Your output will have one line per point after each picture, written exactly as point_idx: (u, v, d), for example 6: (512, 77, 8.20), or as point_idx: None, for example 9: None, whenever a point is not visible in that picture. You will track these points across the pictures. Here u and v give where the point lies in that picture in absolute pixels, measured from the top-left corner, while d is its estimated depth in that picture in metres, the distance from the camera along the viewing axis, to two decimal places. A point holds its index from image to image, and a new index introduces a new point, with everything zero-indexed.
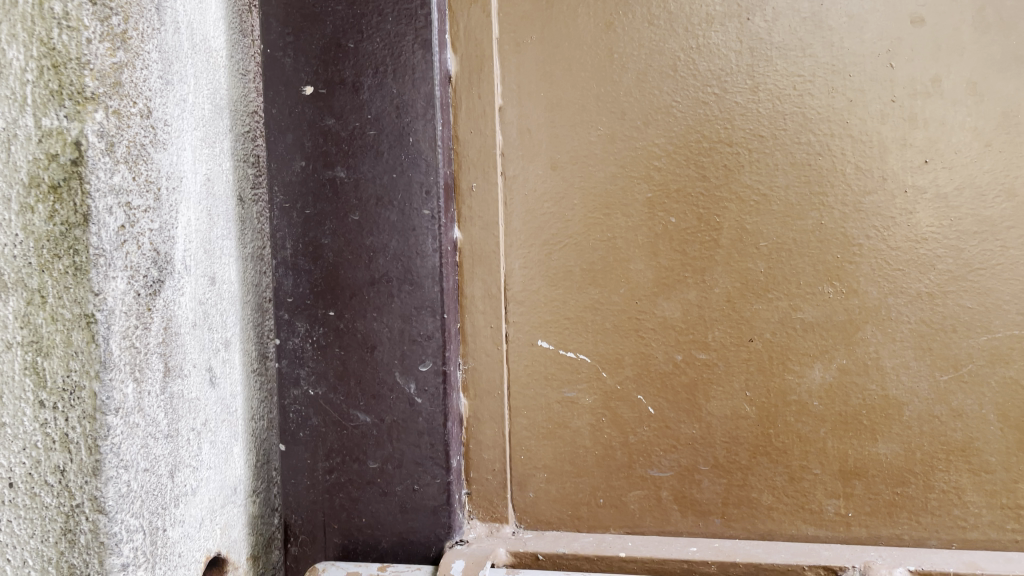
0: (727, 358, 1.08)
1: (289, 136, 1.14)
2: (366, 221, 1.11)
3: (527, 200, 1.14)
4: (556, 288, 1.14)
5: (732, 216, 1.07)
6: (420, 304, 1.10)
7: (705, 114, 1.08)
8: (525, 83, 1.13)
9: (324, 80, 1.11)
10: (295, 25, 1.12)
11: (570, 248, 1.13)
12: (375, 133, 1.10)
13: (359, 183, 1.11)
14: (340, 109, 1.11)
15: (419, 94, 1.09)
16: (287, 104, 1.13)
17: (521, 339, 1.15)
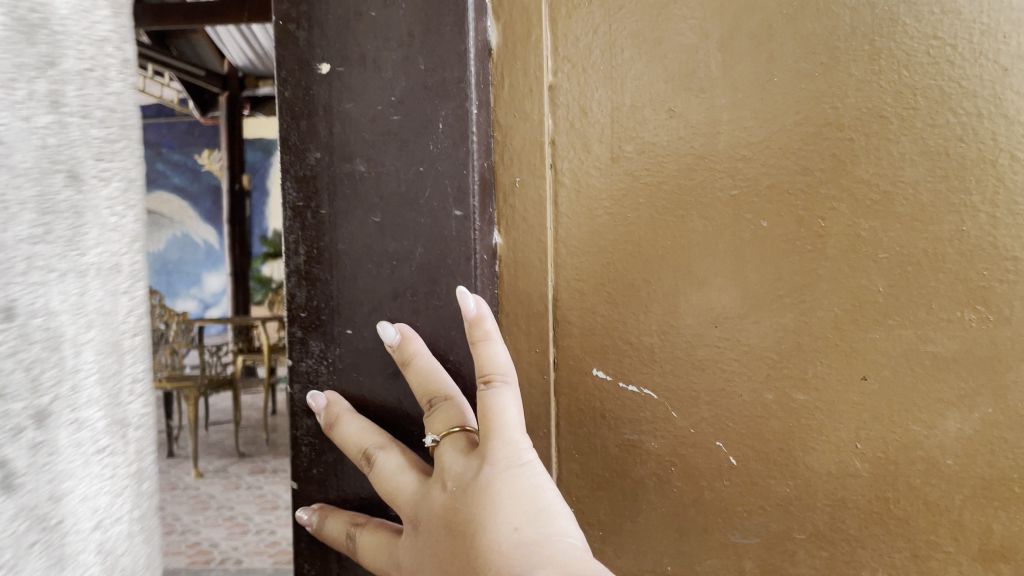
0: (832, 398, 0.85)
1: (301, 119, 0.96)
2: (390, 225, 0.93)
3: (580, 196, 0.94)
4: (616, 305, 0.93)
5: (843, 222, 0.84)
6: (451, 326, 0.92)
7: (807, 88, 0.85)
8: (579, 55, 0.92)
9: (342, 55, 0.94)
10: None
11: (635, 258, 0.92)
12: (400, 119, 0.92)
13: (382, 181, 0.93)
14: (357, 89, 0.93)
15: (450, 74, 0.90)
16: (302, 86, 0.96)
17: (571, 366, 0.95)
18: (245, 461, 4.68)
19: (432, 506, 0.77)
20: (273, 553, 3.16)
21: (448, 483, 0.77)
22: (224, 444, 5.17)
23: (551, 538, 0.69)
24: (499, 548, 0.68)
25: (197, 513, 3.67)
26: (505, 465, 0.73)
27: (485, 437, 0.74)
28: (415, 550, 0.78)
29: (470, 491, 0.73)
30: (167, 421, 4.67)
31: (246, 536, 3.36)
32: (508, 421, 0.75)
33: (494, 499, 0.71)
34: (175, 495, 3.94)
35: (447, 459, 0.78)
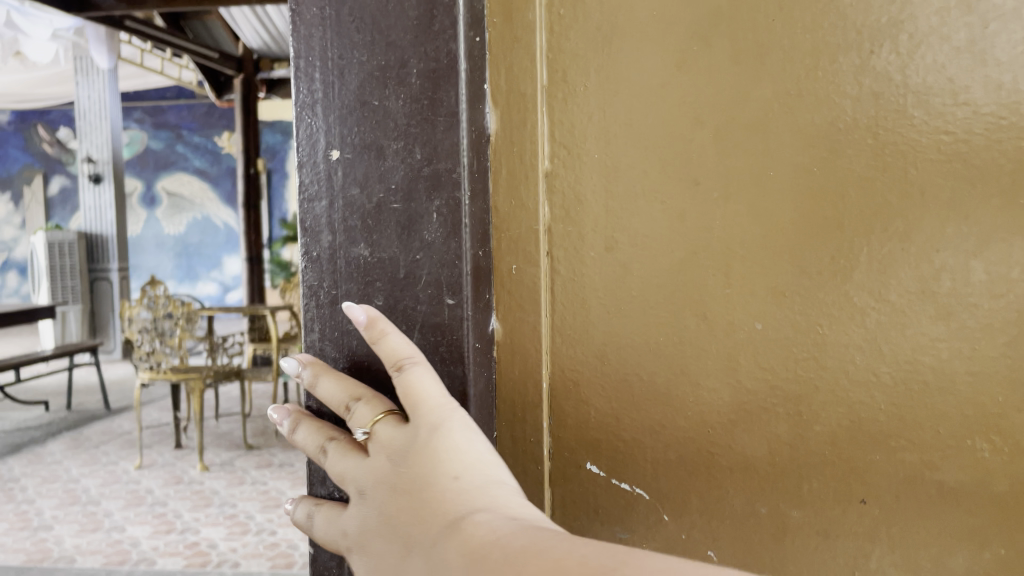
0: (829, 518, 0.80)
1: (307, 203, 0.83)
2: (390, 316, 0.82)
3: (575, 284, 0.86)
4: (609, 400, 0.86)
5: (835, 341, 0.79)
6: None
7: (810, 183, 0.78)
8: (571, 135, 0.84)
9: (347, 138, 0.81)
10: (313, 67, 0.82)
11: (629, 352, 0.85)
12: (402, 208, 0.81)
13: (381, 269, 0.81)
14: (360, 175, 0.81)
15: (445, 160, 0.79)
16: (310, 169, 0.82)
17: (563, 459, 0.87)
18: (250, 454, 5.55)
19: (365, 478, 0.71)
20: (270, 556, 3.63)
21: (380, 454, 0.71)
22: (231, 434, 6.08)
23: (488, 487, 0.67)
24: (443, 496, 0.65)
25: (198, 511, 4.30)
26: (439, 425, 0.70)
27: (418, 401, 0.71)
28: (361, 516, 0.71)
29: (406, 457, 0.69)
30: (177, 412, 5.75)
31: (245, 536, 3.90)
32: (432, 393, 0.72)
33: (434, 457, 0.68)
34: (182, 491, 4.67)
35: (376, 434, 0.72)
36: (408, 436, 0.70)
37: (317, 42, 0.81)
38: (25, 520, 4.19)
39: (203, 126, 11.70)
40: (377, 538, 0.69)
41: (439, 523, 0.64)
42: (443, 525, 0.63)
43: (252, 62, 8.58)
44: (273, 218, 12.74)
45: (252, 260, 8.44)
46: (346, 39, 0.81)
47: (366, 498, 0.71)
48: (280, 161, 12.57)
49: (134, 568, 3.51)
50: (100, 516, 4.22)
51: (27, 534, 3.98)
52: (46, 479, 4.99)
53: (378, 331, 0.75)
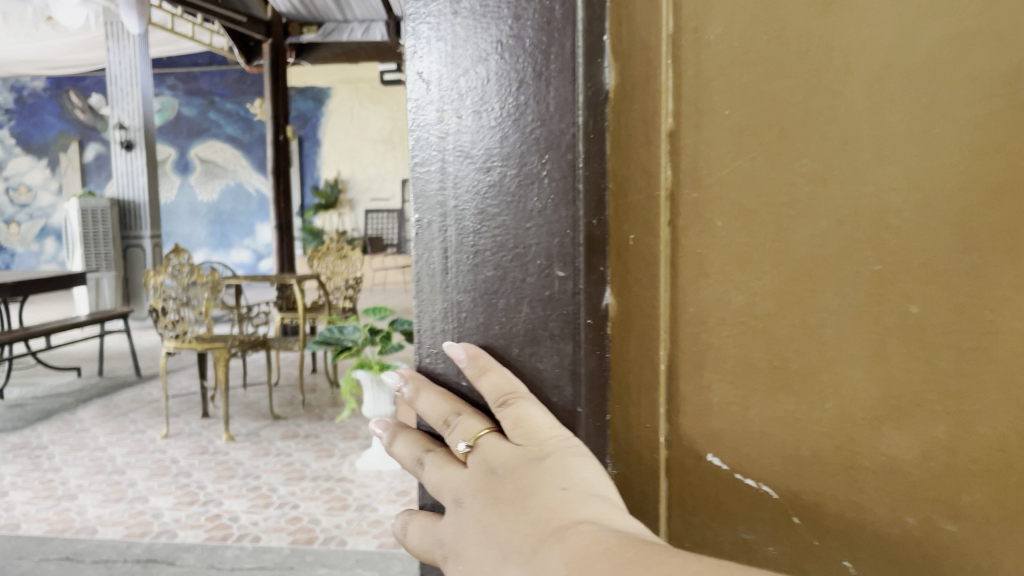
0: (986, 530, 0.77)
1: (421, 167, 0.89)
2: (501, 285, 0.86)
3: (702, 262, 0.86)
4: (732, 384, 0.85)
5: (1006, 329, 0.75)
6: (548, 396, 0.85)
7: (981, 142, 0.74)
8: (703, 101, 0.84)
9: (460, 104, 0.86)
10: (428, 33, 0.86)
11: (756, 335, 0.84)
12: (514, 174, 0.85)
13: (490, 235, 0.86)
14: (470, 141, 0.86)
15: (554, 126, 0.83)
16: (423, 133, 0.88)
17: (682, 446, 0.88)
18: (277, 424, 5.62)
19: (467, 484, 0.75)
20: (291, 530, 3.79)
21: (484, 462, 0.75)
22: (259, 404, 6.17)
23: (598, 499, 0.69)
24: (550, 500, 0.68)
25: (221, 482, 4.49)
26: (550, 452, 0.75)
27: (530, 428, 0.77)
28: (458, 525, 0.73)
29: (513, 466, 0.73)
30: (204, 383, 5.82)
31: (267, 509, 4.06)
32: (542, 421, 0.78)
33: (542, 470, 0.72)
34: (206, 461, 4.85)
35: (482, 445, 0.77)
36: (514, 451, 0.75)
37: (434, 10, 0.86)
38: (49, 488, 4.34)
39: (235, 94, 11.86)
40: (475, 537, 0.70)
41: (548, 522, 0.66)
42: (553, 526, 0.66)
43: (281, 26, 8.52)
44: (303, 187, 12.75)
45: (281, 228, 8.46)
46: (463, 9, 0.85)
47: (464, 505, 0.73)
48: (311, 128, 12.56)
49: (156, 540, 3.68)
50: (123, 486, 4.40)
51: (51, 503, 4.12)
52: (75, 447, 5.14)
53: (481, 365, 0.83)
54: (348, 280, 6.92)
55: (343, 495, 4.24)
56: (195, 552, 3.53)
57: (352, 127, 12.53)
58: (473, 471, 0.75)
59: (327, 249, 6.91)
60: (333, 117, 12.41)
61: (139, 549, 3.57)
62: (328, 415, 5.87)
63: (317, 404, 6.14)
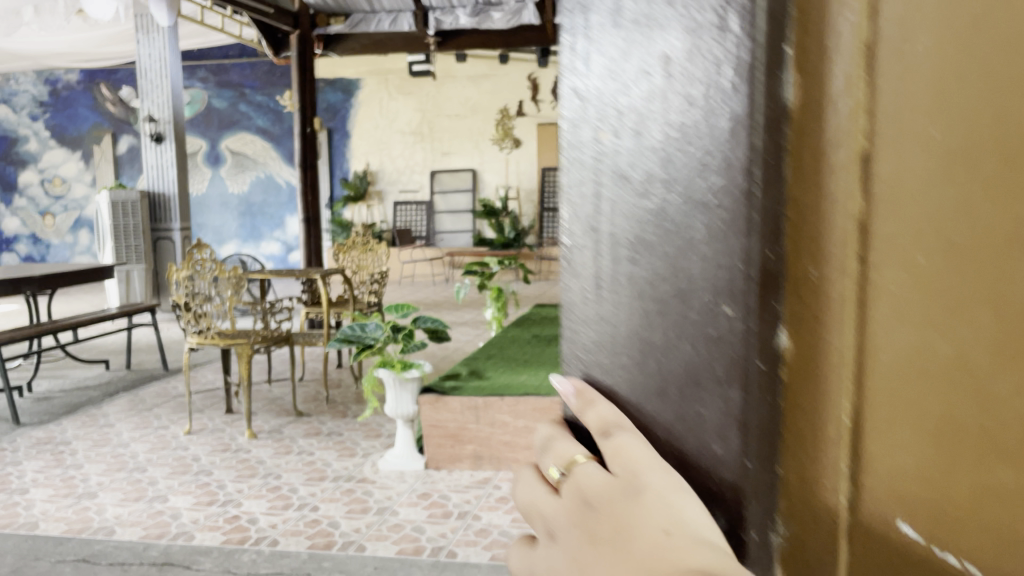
0: None
1: (573, 193, 0.70)
2: (659, 325, 0.66)
3: (901, 284, 0.57)
4: (934, 448, 0.56)
5: None
6: (708, 444, 0.66)
7: None
8: (904, 63, 0.56)
9: (619, 124, 0.66)
10: (595, 40, 0.67)
11: (967, 378, 0.54)
12: (677, 201, 0.64)
13: (649, 266, 0.66)
14: (630, 165, 0.66)
15: (730, 153, 0.62)
16: (579, 154, 0.69)
17: (862, 521, 0.62)
18: (300, 421, 5.55)
19: (559, 518, 0.65)
20: (310, 534, 3.69)
21: (571, 495, 0.65)
22: (283, 399, 6.11)
23: (707, 555, 0.56)
24: (644, 553, 0.57)
25: (241, 481, 4.41)
26: (647, 485, 0.61)
27: (625, 455, 0.64)
28: (552, 561, 0.65)
29: (606, 504, 0.62)
30: (227, 378, 5.77)
31: (286, 512, 3.97)
32: (639, 454, 0.64)
33: (639, 511, 0.60)
34: (227, 459, 4.78)
35: (574, 476, 0.65)
36: (609, 485, 0.62)
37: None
38: (70, 486, 4.30)
39: (265, 86, 11.85)
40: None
41: None
42: None
43: (309, 17, 8.46)
44: (331, 179, 12.69)
45: (308, 220, 8.39)
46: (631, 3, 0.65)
47: (557, 540, 0.65)
48: (340, 119, 12.51)
49: (173, 542, 3.61)
50: (144, 484, 4.34)
51: (71, 502, 4.08)
52: (98, 442, 5.12)
53: (586, 400, 0.70)
54: (374, 274, 6.81)
55: (365, 497, 4.14)
56: (212, 556, 3.45)
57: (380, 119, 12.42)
58: (564, 504, 0.65)
59: (353, 242, 6.80)
60: (362, 109, 12.31)
61: (155, 551, 3.50)
62: (351, 412, 5.77)
63: (342, 400, 6.06)
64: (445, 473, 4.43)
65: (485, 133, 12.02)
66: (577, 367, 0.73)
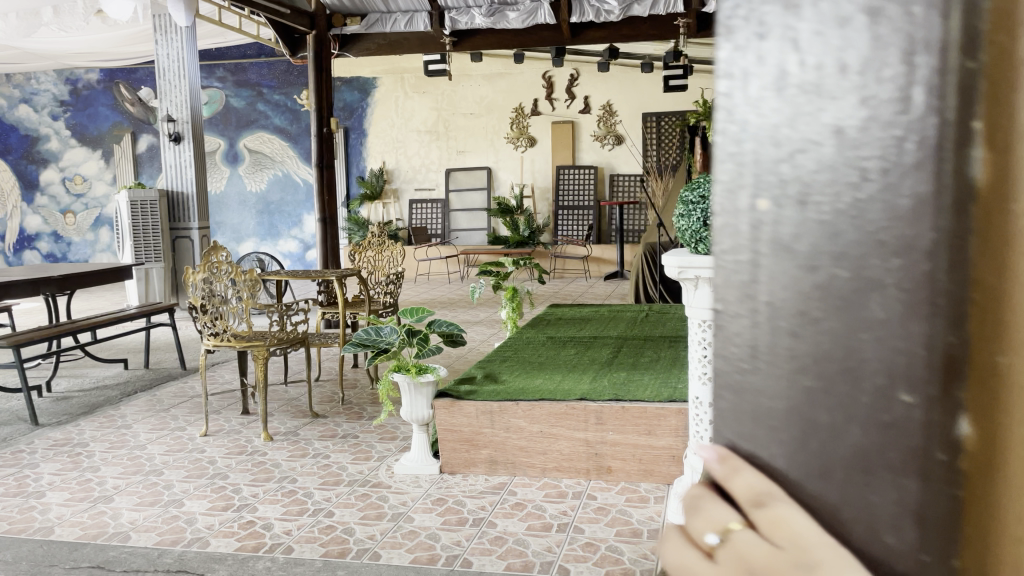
0: None
1: (721, 269, 0.43)
2: (828, 399, 0.40)
3: None
4: None
5: None
6: (878, 539, 0.40)
7: None
8: None
9: (780, 187, 0.39)
10: (743, 82, 0.40)
11: None
12: (845, 279, 0.38)
13: (813, 349, 0.40)
14: (792, 236, 0.39)
15: (924, 233, 0.36)
16: (729, 226, 0.42)
17: None
18: (315, 423, 5.54)
19: None
20: (324, 541, 3.66)
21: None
22: (299, 400, 6.10)
23: None
24: None
25: (256, 485, 4.40)
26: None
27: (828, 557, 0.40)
28: None
29: None
30: (243, 379, 5.77)
31: (301, 517, 3.95)
32: (809, 531, 0.41)
33: None
34: (242, 462, 4.78)
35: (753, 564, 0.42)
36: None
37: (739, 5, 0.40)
38: (87, 489, 4.32)
39: (282, 85, 11.87)
40: None
41: None
42: None
43: (325, 17, 8.45)
44: (348, 177, 12.68)
45: (325, 220, 8.39)
46: (797, 5, 0.37)
47: None
48: (358, 118, 12.51)
49: (188, 548, 3.60)
50: (160, 488, 4.35)
51: (87, 505, 4.10)
52: (115, 444, 5.14)
53: (731, 467, 0.43)
54: (389, 274, 6.78)
55: (380, 502, 4.11)
56: (226, 564, 3.44)
57: (396, 118, 12.40)
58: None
59: (368, 243, 6.77)
60: (378, 108, 12.31)
61: (170, 557, 3.50)
62: (366, 414, 5.75)
63: (357, 401, 6.04)
64: (461, 478, 4.38)
65: (501, 132, 11.97)
66: (721, 427, 0.45)
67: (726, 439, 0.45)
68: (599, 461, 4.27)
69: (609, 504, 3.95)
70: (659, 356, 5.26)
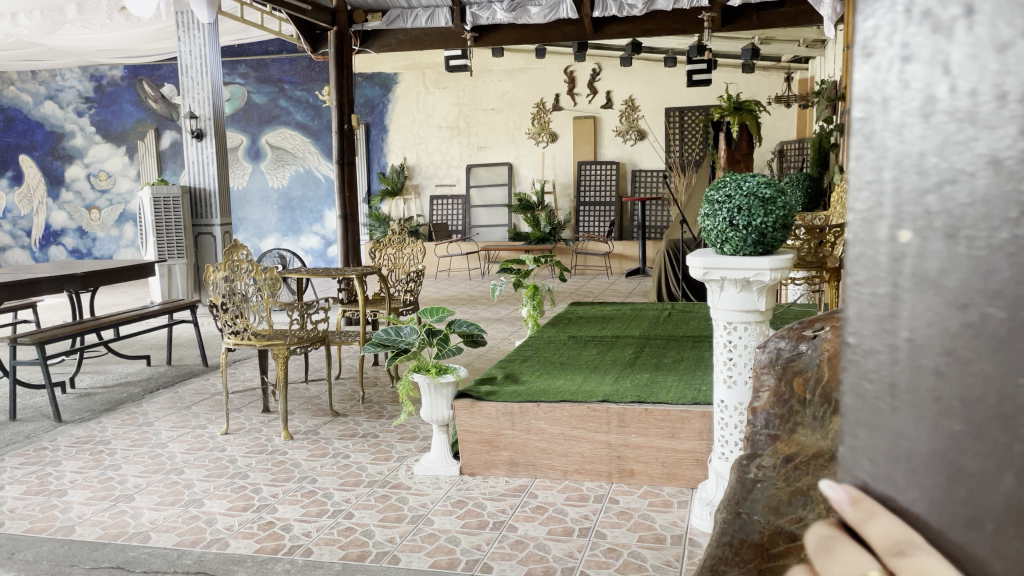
0: None
1: (851, 302, 0.29)
2: (1003, 441, 0.27)
3: None
4: None
5: None
6: None
7: None
8: None
9: (927, 218, 0.26)
10: (883, 108, 0.27)
11: None
12: (1002, 322, 0.26)
13: (968, 391, 0.27)
14: (941, 271, 0.26)
15: None
16: (863, 259, 0.28)
17: None
18: (336, 421, 5.52)
19: None
20: (343, 544, 3.63)
21: None
22: (320, 398, 6.09)
23: None
24: None
25: (276, 486, 4.38)
26: None
27: None
28: None
29: None
30: (264, 377, 5.77)
31: (320, 519, 3.91)
32: None
33: None
34: (262, 462, 4.76)
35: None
36: None
37: (877, 20, 0.27)
38: (108, 488, 4.33)
39: (304, 81, 11.88)
40: None
41: None
42: None
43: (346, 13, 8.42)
44: (369, 173, 12.68)
45: (347, 217, 8.37)
46: (947, 29, 0.25)
47: None
48: (379, 114, 12.50)
49: (207, 550, 3.59)
50: (180, 487, 4.34)
51: (108, 505, 4.10)
52: (137, 442, 5.15)
53: (864, 511, 0.29)
54: (410, 272, 6.75)
55: (399, 504, 4.08)
56: (245, 566, 3.42)
57: (417, 114, 12.37)
58: None
59: (388, 240, 6.74)
60: (400, 104, 12.29)
61: (189, 559, 3.48)
62: (386, 412, 5.72)
63: (378, 400, 6.02)
64: (481, 480, 4.32)
65: (522, 127, 11.90)
66: (846, 462, 0.31)
67: (855, 475, 0.30)
68: (621, 464, 4.19)
69: (632, 509, 3.88)
70: (682, 357, 5.17)
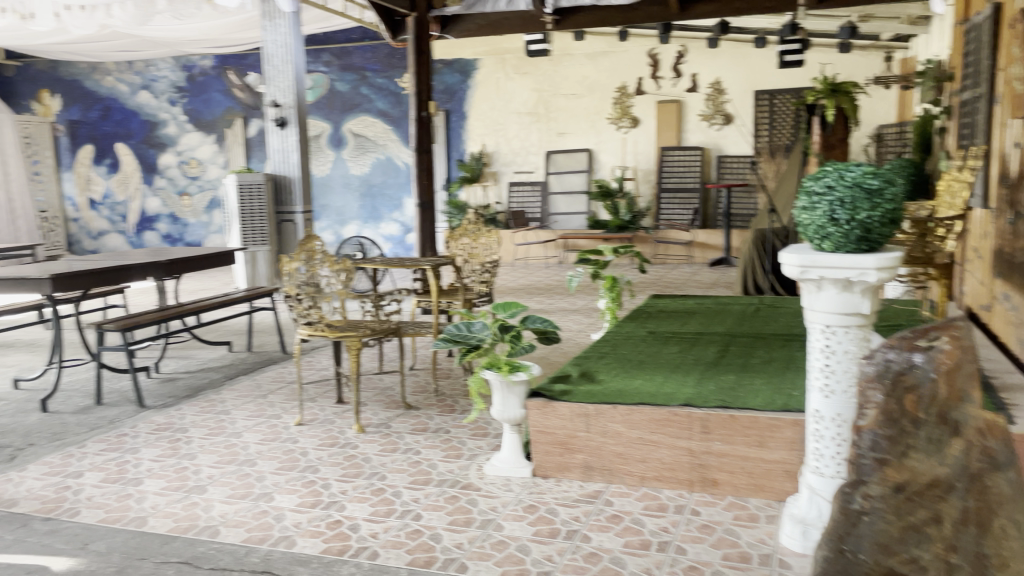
0: None
1: None
2: None
3: None
4: None
5: None
6: None
7: None
8: None
9: None
10: None
11: None
12: None
13: None
14: None
15: None
16: None
17: None
18: (408, 415, 5.42)
19: None
20: (410, 547, 3.50)
21: None
22: (392, 390, 6.00)
23: None
24: None
25: (346, 481, 4.29)
26: None
27: None
28: None
29: None
30: (337, 368, 5.71)
31: (388, 519, 3.80)
32: None
33: None
34: (333, 455, 4.69)
35: None
36: None
37: None
38: (183, 478, 4.34)
39: (385, 68, 11.88)
40: None
41: None
42: None
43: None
44: (448, 160, 12.60)
45: (424, 206, 8.29)
46: None
47: None
48: (458, 100, 12.40)
49: (275, 547, 3.52)
50: (252, 480, 4.31)
51: (181, 496, 4.10)
52: (213, 430, 5.17)
53: None
54: (485, 262, 6.58)
55: (468, 506, 3.92)
56: (311, 567, 3.33)
57: (497, 100, 12.21)
58: None
59: (463, 230, 6.59)
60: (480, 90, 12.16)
61: (256, 556, 3.42)
62: (458, 407, 5.58)
63: (450, 393, 5.89)
64: (554, 483, 4.13)
65: (603, 112, 11.58)
66: None
67: None
68: (704, 472, 3.93)
69: (715, 522, 3.62)
70: (771, 357, 4.85)
